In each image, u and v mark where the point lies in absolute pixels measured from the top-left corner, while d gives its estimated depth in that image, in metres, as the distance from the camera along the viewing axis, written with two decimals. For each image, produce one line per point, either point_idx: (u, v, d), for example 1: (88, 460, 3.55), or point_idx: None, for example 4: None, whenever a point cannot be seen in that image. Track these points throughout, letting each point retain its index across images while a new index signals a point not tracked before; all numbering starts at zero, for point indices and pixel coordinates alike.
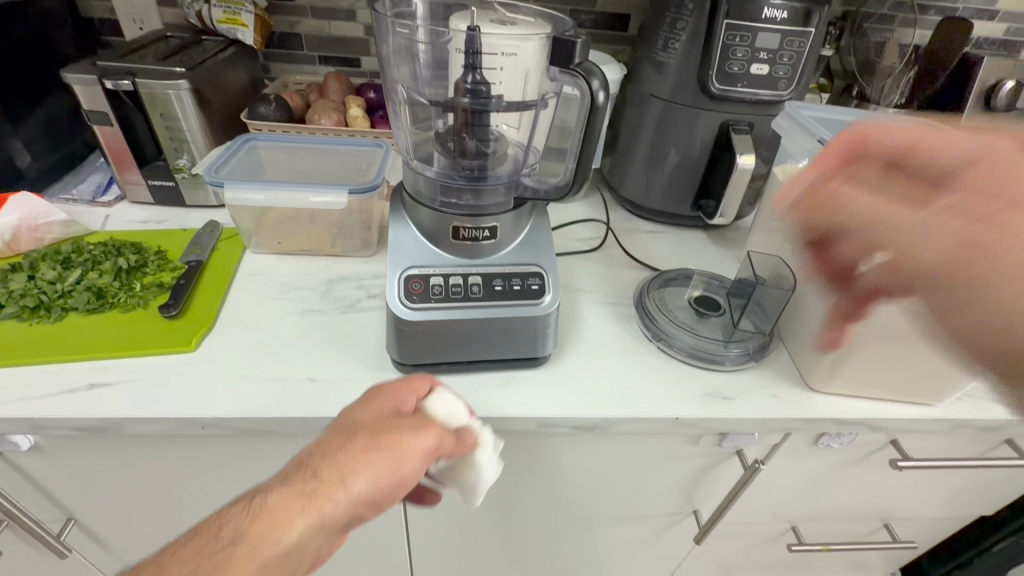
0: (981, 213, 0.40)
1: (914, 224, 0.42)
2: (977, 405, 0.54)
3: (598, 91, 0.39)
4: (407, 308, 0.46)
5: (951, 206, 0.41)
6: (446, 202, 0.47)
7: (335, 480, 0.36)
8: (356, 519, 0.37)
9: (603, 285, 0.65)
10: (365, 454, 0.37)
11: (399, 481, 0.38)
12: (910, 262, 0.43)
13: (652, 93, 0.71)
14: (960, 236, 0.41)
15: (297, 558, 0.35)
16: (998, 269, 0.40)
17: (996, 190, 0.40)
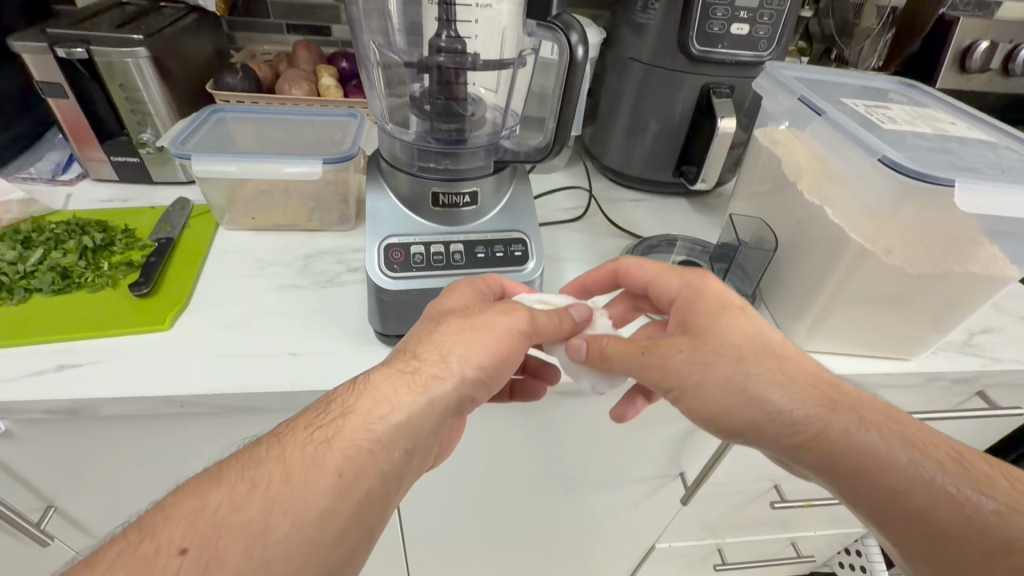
0: (706, 350, 0.41)
1: (661, 360, 0.41)
2: (950, 358, 0.56)
3: (577, 45, 0.38)
4: (388, 278, 0.45)
5: (682, 343, 0.42)
6: (425, 167, 0.45)
7: (440, 357, 0.38)
8: (466, 396, 0.38)
9: (586, 253, 0.65)
10: (467, 336, 0.39)
11: (509, 357, 0.40)
12: (732, 420, 0.40)
13: (632, 57, 0.69)
14: (739, 414, 0.40)
15: (419, 429, 0.36)
16: (792, 417, 0.39)
17: (708, 337, 0.42)
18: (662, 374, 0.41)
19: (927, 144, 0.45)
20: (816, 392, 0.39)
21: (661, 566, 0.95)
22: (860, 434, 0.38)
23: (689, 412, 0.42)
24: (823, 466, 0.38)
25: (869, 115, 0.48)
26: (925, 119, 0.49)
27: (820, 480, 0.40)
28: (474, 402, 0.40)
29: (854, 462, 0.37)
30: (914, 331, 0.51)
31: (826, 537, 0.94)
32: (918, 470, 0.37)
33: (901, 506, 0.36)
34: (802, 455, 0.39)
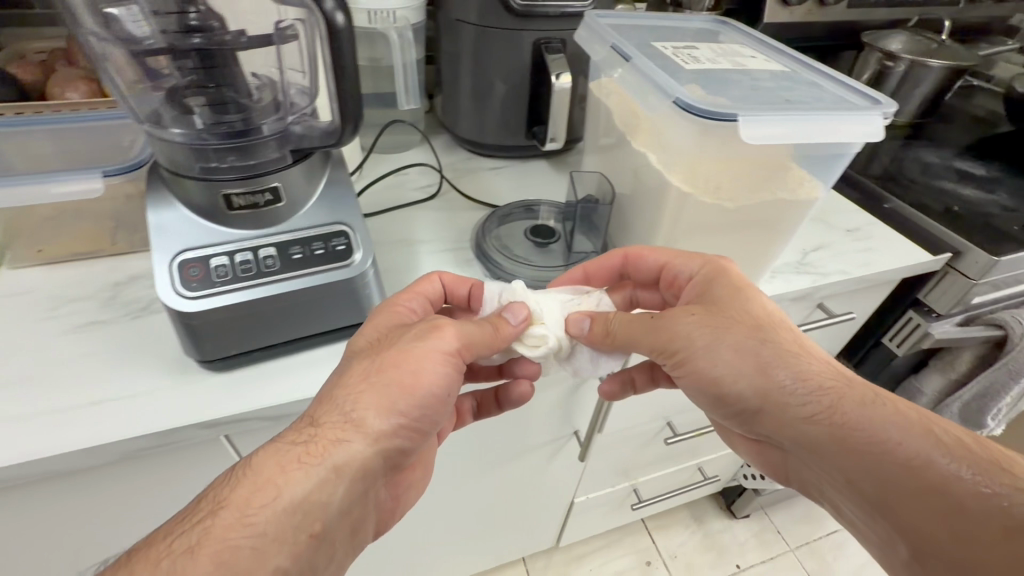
0: (718, 323, 0.46)
1: (679, 327, 0.46)
2: (787, 279, 0.60)
3: (334, 12, 0.33)
4: (186, 299, 0.40)
5: (700, 315, 0.46)
6: (209, 168, 0.40)
7: (347, 423, 0.39)
8: (383, 451, 0.40)
9: (442, 231, 0.62)
10: (380, 383, 0.40)
11: (427, 405, 0.41)
12: (736, 384, 0.45)
13: (460, 19, 0.66)
14: (748, 381, 0.45)
15: (323, 503, 0.37)
16: (800, 385, 0.44)
17: (725, 310, 0.47)
18: (670, 339, 0.46)
19: (721, 81, 0.46)
20: (828, 376, 0.44)
21: (584, 518, 0.98)
22: (865, 406, 0.42)
23: (696, 379, 0.47)
24: (832, 433, 0.42)
25: (674, 57, 0.49)
26: (728, 55, 0.50)
27: (815, 458, 0.43)
28: (398, 455, 0.42)
29: (861, 432, 0.41)
30: (749, 260, 0.54)
31: (727, 456, 1.02)
32: (912, 449, 0.39)
33: (909, 480, 0.38)
34: (812, 423, 0.43)
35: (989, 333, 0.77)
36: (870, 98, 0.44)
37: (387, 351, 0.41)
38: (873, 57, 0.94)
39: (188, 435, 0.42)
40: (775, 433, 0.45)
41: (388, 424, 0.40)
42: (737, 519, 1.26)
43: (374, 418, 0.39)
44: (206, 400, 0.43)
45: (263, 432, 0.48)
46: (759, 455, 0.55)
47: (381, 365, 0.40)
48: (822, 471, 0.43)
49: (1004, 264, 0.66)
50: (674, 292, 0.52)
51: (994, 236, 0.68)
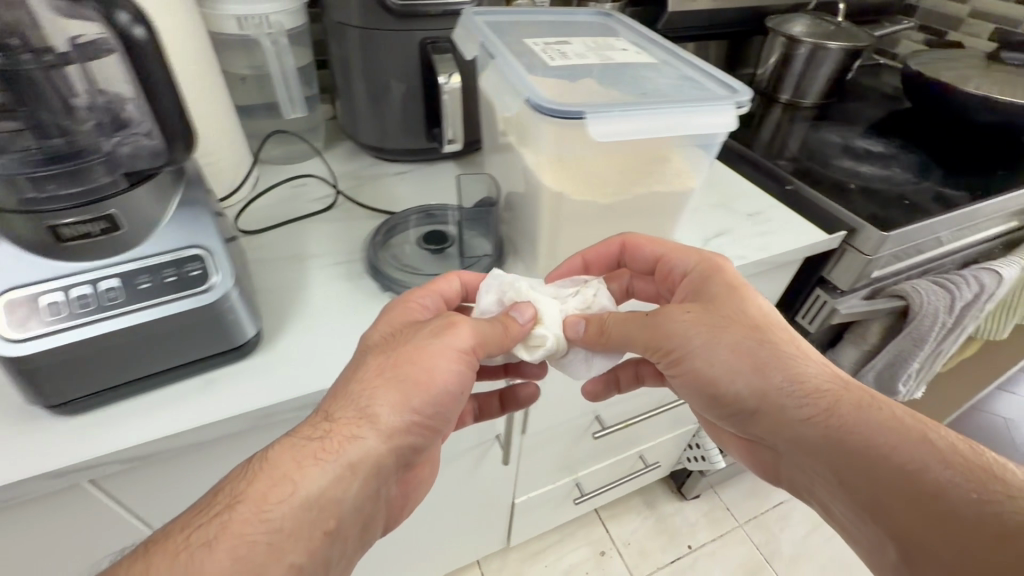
0: (715, 319, 0.46)
1: (677, 326, 0.46)
2: None
3: (129, 26, 0.31)
4: (13, 343, 0.36)
5: (699, 314, 0.47)
6: (28, 199, 0.36)
7: (361, 420, 0.40)
8: (398, 450, 0.41)
9: (336, 243, 0.60)
10: (393, 381, 0.41)
11: (443, 402, 0.43)
12: (732, 383, 0.45)
13: (342, 21, 0.63)
14: (744, 379, 0.45)
15: (340, 497, 0.38)
16: (795, 386, 0.44)
17: (723, 307, 0.47)
18: (665, 336, 0.46)
19: (583, 77, 0.45)
20: (826, 378, 0.44)
21: (530, 516, 0.98)
22: (862, 407, 0.41)
23: (693, 377, 0.47)
24: (827, 435, 0.41)
25: (540, 53, 0.48)
26: (599, 49, 0.50)
27: (810, 462, 0.42)
28: (411, 454, 0.43)
29: (857, 435, 0.40)
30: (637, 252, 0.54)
31: (667, 441, 1.04)
32: (910, 454, 0.38)
33: (903, 485, 0.37)
34: (809, 425, 0.42)
35: (893, 305, 0.80)
36: (728, 88, 0.45)
37: (403, 347, 0.43)
38: (778, 39, 0.98)
39: (36, 487, 0.39)
40: (768, 433, 0.45)
41: (402, 419, 0.41)
42: (688, 500, 1.28)
43: (391, 416, 0.41)
44: (55, 447, 0.40)
45: (136, 473, 0.45)
46: (742, 458, 0.54)
47: (397, 362, 0.42)
48: (812, 473, 0.43)
49: (895, 238, 0.68)
50: (668, 284, 0.53)
51: (885, 212, 0.71)
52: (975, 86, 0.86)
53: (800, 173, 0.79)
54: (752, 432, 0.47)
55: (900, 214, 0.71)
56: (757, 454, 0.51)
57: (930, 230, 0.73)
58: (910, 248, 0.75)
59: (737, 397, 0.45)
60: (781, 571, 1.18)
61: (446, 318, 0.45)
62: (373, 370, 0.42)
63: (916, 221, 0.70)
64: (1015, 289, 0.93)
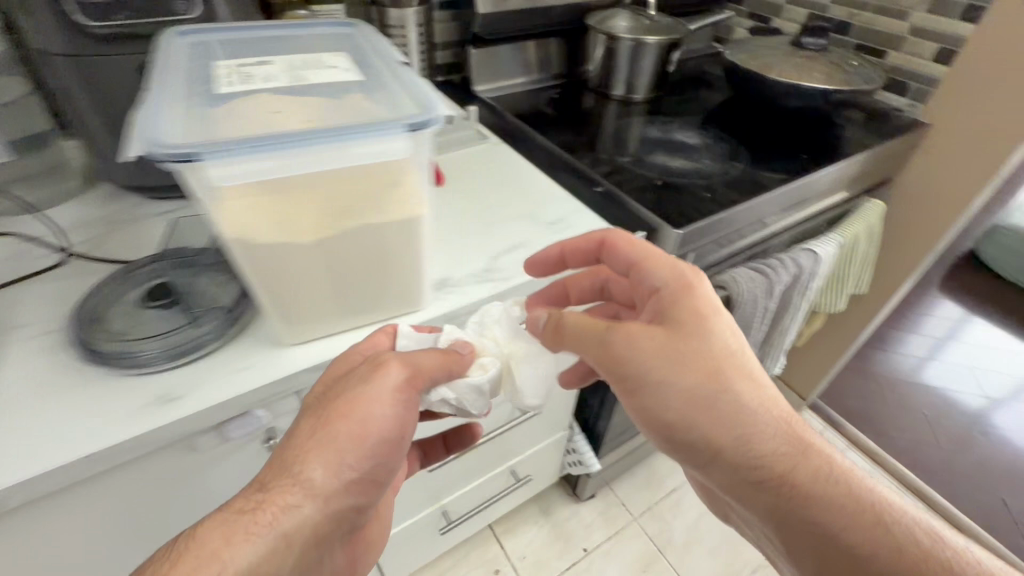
0: (676, 358, 0.45)
1: (640, 358, 0.45)
2: (460, 292, 0.57)
3: None
4: None
5: (660, 353, 0.45)
6: None
7: (300, 491, 0.40)
8: (336, 508, 0.42)
9: (49, 310, 0.51)
10: (326, 442, 0.41)
11: (381, 457, 0.44)
12: (686, 429, 0.46)
13: (42, 47, 0.54)
14: (702, 430, 0.46)
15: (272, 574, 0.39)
16: (748, 441, 0.46)
17: (687, 336, 0.46)
18: (625, 365, 0.46)
19: (252, 106, 0.41)
20: (776, 423, 0.47)
21: (397, 555, 0.92)
22: (816, 468, 0.46)
23: (646, 415, 0.48)
24: (783, 498, 0.46)
25: (219, 79, 0.43)
26: (298, 68, 0.45)
27: (753, 500, 0.47)
28: (353, 510, 0.44)
29: (812, 499, 0.46)
30: (385, 285, 0.50)
31: (538, 452, 1.02)
32: (840, 508, 0.45)
33: (836, 544, 0.45)
34: (766, 488, 0.46)
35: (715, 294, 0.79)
36: (419, 106, 0.41)
37: (334, 406, 0.42)
38: (599, 36, 0.97)
39: None
40: (722, 489, 0.49)
41: (340, 480, 0.42)
42: (582, 500, 1.28)
43: (330, 481, 0.41)
44: None
45: None
46: (689, 479, 0.61)
47: (331, 422, 0.41)
48: (755, 512, 0.48)
49: (692, 233, 0.68)
50: (640, 292, 0.52)
51: (686, 209, 0.71)
52: (776, 75, 0.89)
53: (613, 175, 0.78)
54: (698, 469, 0.49)
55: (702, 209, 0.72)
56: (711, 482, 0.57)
57: (731, 219, 0.74)
58: (721, 238, 0.76)
59: (692, 458, 0.48)
60: (673, 561, 1.19)
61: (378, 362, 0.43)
62: (315, 430, 0.42)
63: (713, 214, 0.70)
64: (839, 264, 0.97)
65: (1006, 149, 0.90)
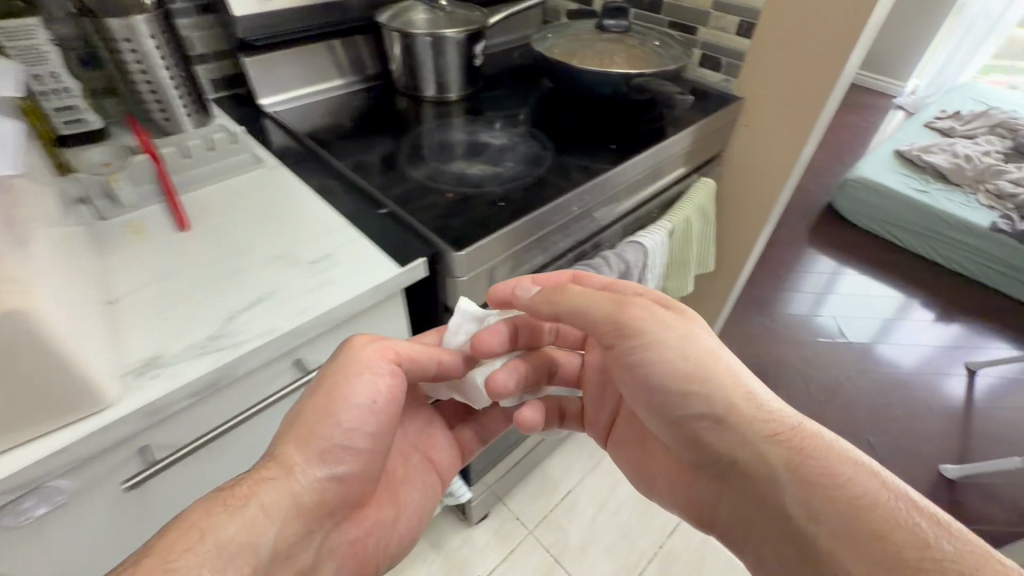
0: (679, 336, 0.54)
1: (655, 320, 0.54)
2: (175, 372, 0.46)
3: None
4: None
5: (676, 326, 0.55)
6: None
7: (282, 473, 0.49)
8: (314, 482, 0.51)
9: None
10: (304, 427, 0.51)
11: (358, 441, 0.53)
12: (697, 392, 0.53)
13: None
14: (722, 384, 0.53)
15: (260, 538, 0.47)
16: (755, 408, 0.52)
17: (687, 318, 0.56)
18: (637, 328, 0.54)
19: None
20: (780, 423, 0.52)
21: None
22: (816, 443, 0.50)
23: (654, 374, 0.55)
24: (786, 457, 0.50)
25: None
26: None
27: (756, 467, 0.51)
28: (336, 484, 0.53)
29: (815, 466, 0.49)
30: (23, 393, 0.38)
31: None
32: (841, 488, 0.47)
33: (838, 523, 0.46)
34: (772, 442, 0.51)
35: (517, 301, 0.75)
36: None
37: (320, 387, 0.52)
38: (393, 34, 0.87)
39: None
40: (725, 453, 0.53)
41: (309, 457, 0.50)
42: (474, 523, 1.21)
43: (310, 464, 0.51)
44: None
45: None
46: (682, 504, 0.62)
47: (314, 405, 0.52)
48: (757, 488, 0.52)
49: (483, 250, 0.63)
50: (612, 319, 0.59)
51: (481, 222, 0.65)
52: (581, 63, 0.84)
53: (406, 192, 0.69)
54: (706, 446, 0.55)
55: (498, 221, 0.66)
56: (700, 482, 0.59)
57: (534, 226, 0.69)
58: (532, 244, 0.71)
59: (704, 414, 0.53)
60: (570, 567, 1.16)
61: (381, 340, 0.56)
62: (307, 411, 0.52)
63: (507, 224, 0.64)
64: (677, 249, 0.96)
65: (813, 116, 0.92)
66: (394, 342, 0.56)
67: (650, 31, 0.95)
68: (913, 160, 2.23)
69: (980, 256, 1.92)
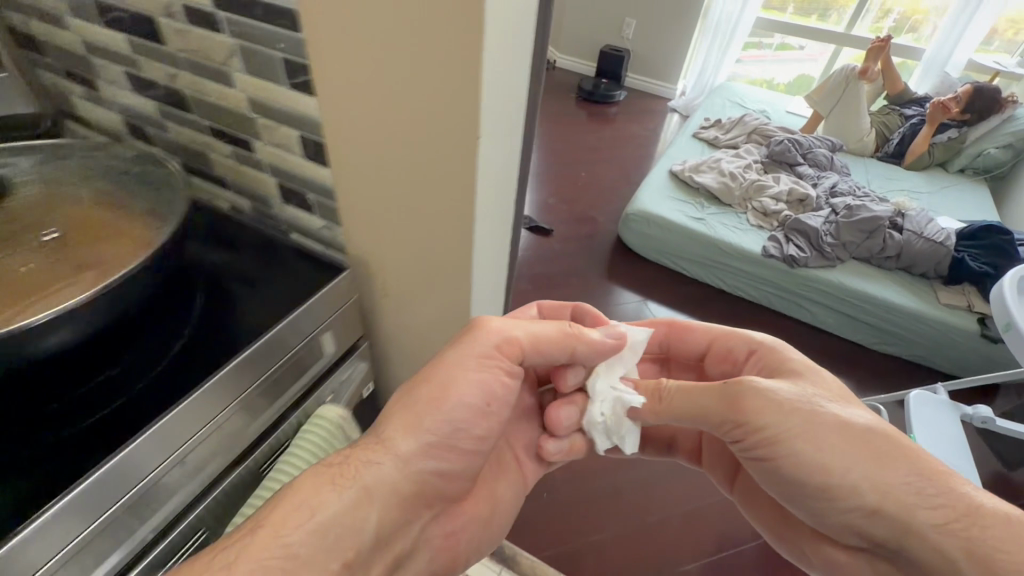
0: (807, 415, 0.54)
1: (777, 411, 0.55)
2: None
3: None
4: None
5: (797, 411, 0.55)
6: None
7: (384, 453, 0.54)
8: (417, 473, 0.56)
9: None
10: (415, 413, 0.57)
11: (466, 438, 0.59)
12: (840, 473, 0.52)
13: None
14: (863, 474, 0.51)
15: (364, 522, 0.50)
16: (917, 480, 0.49)
17: (798, 376, 0.60)
18: (752, 417, 0.56)
19: None
20: (951, 507, 0.48)
21: None
22: (990, 529, 0.46)
23: (790, 467, 0.55)
24: (962, 547, 0.46)
25: None
26: None
27: (924, 546, 0.48)
28: (436, 477, 0.58)
29: (1004, 559, 0.44)
30: None
31: None
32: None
33: None
34: (941, 531, 0.47)
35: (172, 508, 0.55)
36: None
37: (438, 377, 0.59)
38: None
39: None
40: (892, 540, 0.50)
41: (416, 444, 0.56)
42: None
43: (414, 453, 0.56)
44: None
45: None
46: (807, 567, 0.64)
47: (430, 394, 0.58)
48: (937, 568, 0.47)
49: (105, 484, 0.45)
50: (731, 360, 0.72)
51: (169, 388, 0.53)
52: None
53: None
54: (870, 527, 0.51)
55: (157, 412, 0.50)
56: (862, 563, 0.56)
57: (196, 417, 0.51)
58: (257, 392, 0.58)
59: (856, 507, 0.51)
60: None
61: (508, 336, 0.63)
62: (420, 398, 0.58)
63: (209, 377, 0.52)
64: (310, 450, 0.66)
65: (464, 278, 0.53)
66: (518, 336, 0.63)
67: (121, 189, 0.60)
68: (687, 181, 2.12)
69: (752, 279, 1.87)
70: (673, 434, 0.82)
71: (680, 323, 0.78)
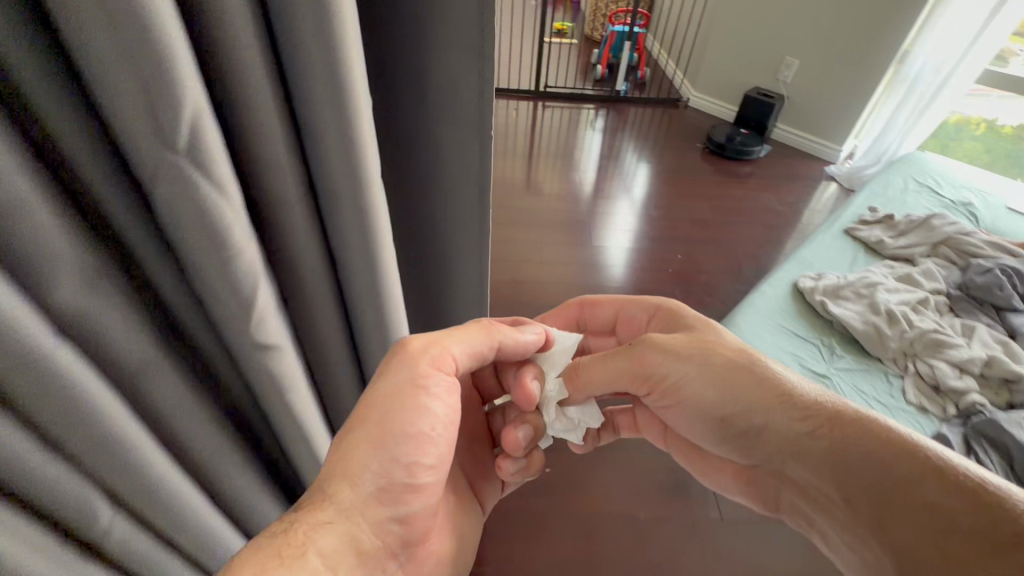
0: (710, 371, 0.69)
1: (670, 362, 0.71)
2: None
3: None
4: None
5: (692, 356, 0.70)
6: None
7: (337, 511, 0.50)
8: (377, 522, 0.53)
9: None
10: (359, 462, 0.53)
11: (417, 470, 0.56)
12: (741, 412, 0.66)
13: None
14: (751, 396, 0.65)
15: None
16: (790, 400, 0.62)
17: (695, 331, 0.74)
18: (654, 368, 0.72)
19: None
20: (806, 411, 0.61)
21: None
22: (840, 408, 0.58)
23: (698, 405, 0.70)
24: (823, 444, 0.58)
25: None
26: None
27: (798, 466, 0.60)
28: (396, 524, 0.55)
29: (843, 443, 0.56)
30: None
31: None
32: (874, 442, 0.54)
33: (906, 497, 0.50)
34: (813, 435, 0.59)
35: None
36: None
37: (375, 414, 0.56)
38: None
39: None
40: (777, 448, 0.63)
41: (364, 491, 0.53)
42: None
43: (369, 499, 0.53)
44: None
45: None
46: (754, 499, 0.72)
47: (368, 434, 0.55)
48: (817, 483, 0.58)
49: None
50: (636, 326, 0.84)
51: None
52: None
53: None
54: (759, 456, 0.66)
55: None
56: (765, 483, 0.68)
57: None
58: None
59: (751, 424, 0.65)
60: None
61: (442, 350, 0.63)
62: (363, 442, 0.54)
63: None
64: None
65: None
66: (453, 351, 0.64)
67: None
68: (818, 308, 1.48)
69: None
70: (613, 413, 0.91)
71: (590, 300, 0.88)
